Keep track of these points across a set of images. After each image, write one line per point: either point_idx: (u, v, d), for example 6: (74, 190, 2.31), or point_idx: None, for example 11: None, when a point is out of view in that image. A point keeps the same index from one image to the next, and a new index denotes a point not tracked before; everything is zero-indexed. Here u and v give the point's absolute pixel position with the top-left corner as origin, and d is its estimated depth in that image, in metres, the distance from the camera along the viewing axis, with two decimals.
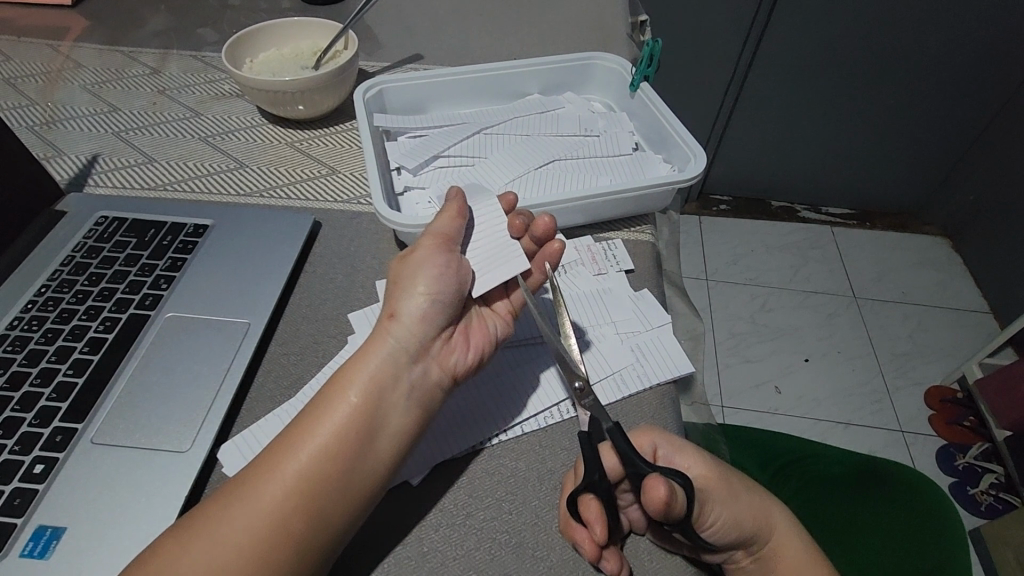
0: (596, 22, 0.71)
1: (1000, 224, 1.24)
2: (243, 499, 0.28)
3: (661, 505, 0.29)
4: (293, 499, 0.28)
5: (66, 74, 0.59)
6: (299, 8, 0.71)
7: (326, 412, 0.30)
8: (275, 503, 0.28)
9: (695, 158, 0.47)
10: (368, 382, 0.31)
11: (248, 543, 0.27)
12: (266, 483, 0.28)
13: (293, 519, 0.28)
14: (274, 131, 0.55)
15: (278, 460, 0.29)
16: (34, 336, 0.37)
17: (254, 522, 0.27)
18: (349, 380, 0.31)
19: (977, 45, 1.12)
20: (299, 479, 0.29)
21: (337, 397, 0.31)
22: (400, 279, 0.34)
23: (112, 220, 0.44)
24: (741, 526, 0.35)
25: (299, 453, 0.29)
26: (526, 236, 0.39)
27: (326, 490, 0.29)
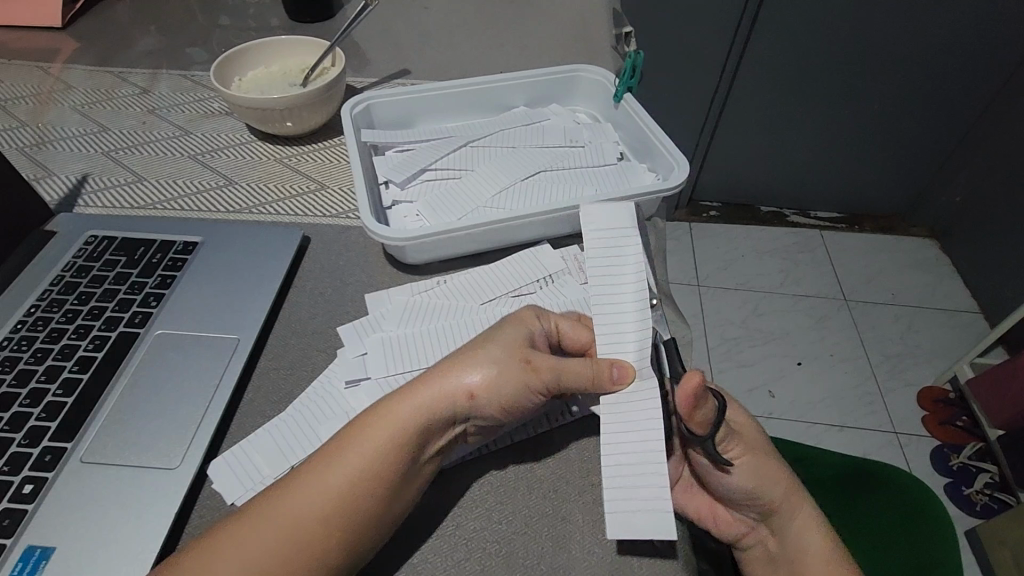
0: (581, 34, 0.72)
1: (985, 225, 1.26)
2: (268, 521, 0.28)
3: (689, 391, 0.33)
4: (325, 531, 0.28)
5: (55, 96, 0.60)
6: (288, 27, 0.72)
7: (365, 457, 0.30)
8: (301, 534, 0.28)
9: (678, 167, 0.48)
10: (413, 437, 0.30)
11: (268, 568, 0.27)
12: (294, 517, 0.28)
13: (314, 559, 0.28)
14: (263, 147, 0.56)
15: (306, 491, 0.29)
16: (23, 356, 0.37)
17: (276, 553, 0.28)
18: (392, 430, 0.30)
19: (955, 50, 1.15)
20: (331, 513, 0.29)
21: (381, 442, 0.30)
22: (475, 347, 0.33)
23: (101, 239, 0.44)
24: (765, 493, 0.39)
25: (333, 487, 0.29)
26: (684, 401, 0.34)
27: (351, 532, 0.29)
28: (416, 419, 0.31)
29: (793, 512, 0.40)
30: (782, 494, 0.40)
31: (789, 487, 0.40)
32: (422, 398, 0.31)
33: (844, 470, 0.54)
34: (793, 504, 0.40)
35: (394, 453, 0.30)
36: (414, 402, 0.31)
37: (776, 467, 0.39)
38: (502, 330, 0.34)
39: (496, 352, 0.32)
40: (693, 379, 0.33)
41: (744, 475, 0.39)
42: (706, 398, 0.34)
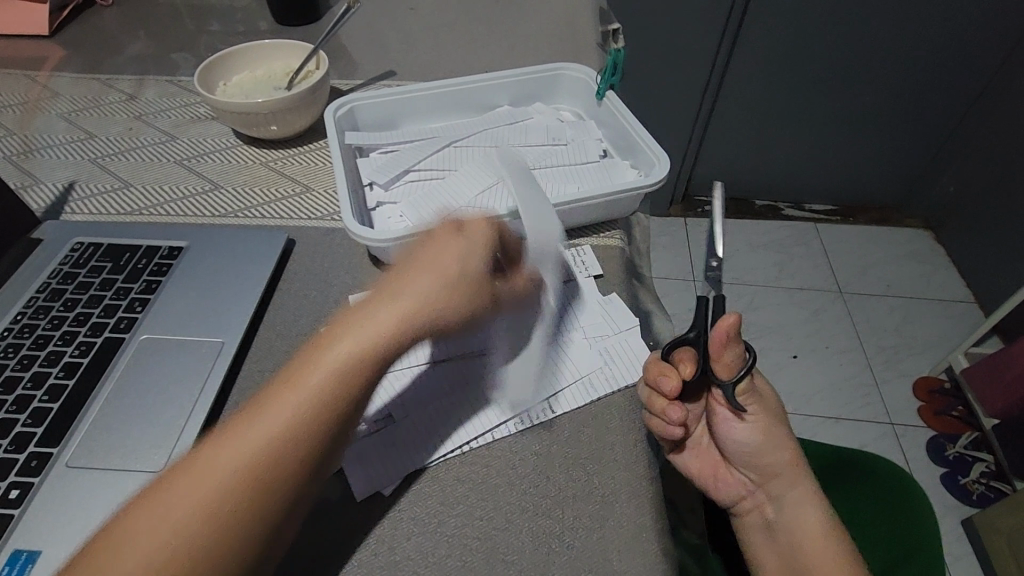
0: (566, 33, 0.72)
1: (980, 214, 1.26)
2: (224, 455, 0.27)
3: (726, 332, 0.39)
4: (282, 457, 0.28)
5: (43, 104, 0.60)
6: (274, 30, 0.72)
7: (321, 385, 0.29)
8: (261, 466, 0.28)
9: (660, 163, 0.48)
10: (372, 355, 0.30)
11: (223, 499, 0.27)
12: (248, 446, 0.28)
13: (272, 482, 0.28)
14: (249, 151, 0.56)
15: (259, 420, 0.28)
16: (10, 362, 0.37)
17: (235, 486, 0.27)
18: (350, 352, 0.30)
19: (945, 39, 1.15)
20: (289, 439, 0.28)
21: (339, 364, 0.29)
22: (429, 267, 0.33)
23: (88, 245, 0.45)
24: (767, 454, 0.46)
25: (290, 413, 0.28)
26: (717, 343, 0.40)
27: (309, 456, 0.29)
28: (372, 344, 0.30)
29: (795, 480, 0.46)
30: (786, 462, 0.46)
31: (793, 457, 0.46)
32: (381, 317, 0.30)
33: (830, 462, 0.54)
34: (795, 473, 0.46)
35: (353, 379, 0.30)
36: (373, 324, 0.30)
37: (783, 435, 0.46)
38: (449, 248, 0.34)
39: (448, 270, 0.33)
40: (728, 323, 0.40)
41: (754, 435, 0.46)
42: (738, 345, 0.41)
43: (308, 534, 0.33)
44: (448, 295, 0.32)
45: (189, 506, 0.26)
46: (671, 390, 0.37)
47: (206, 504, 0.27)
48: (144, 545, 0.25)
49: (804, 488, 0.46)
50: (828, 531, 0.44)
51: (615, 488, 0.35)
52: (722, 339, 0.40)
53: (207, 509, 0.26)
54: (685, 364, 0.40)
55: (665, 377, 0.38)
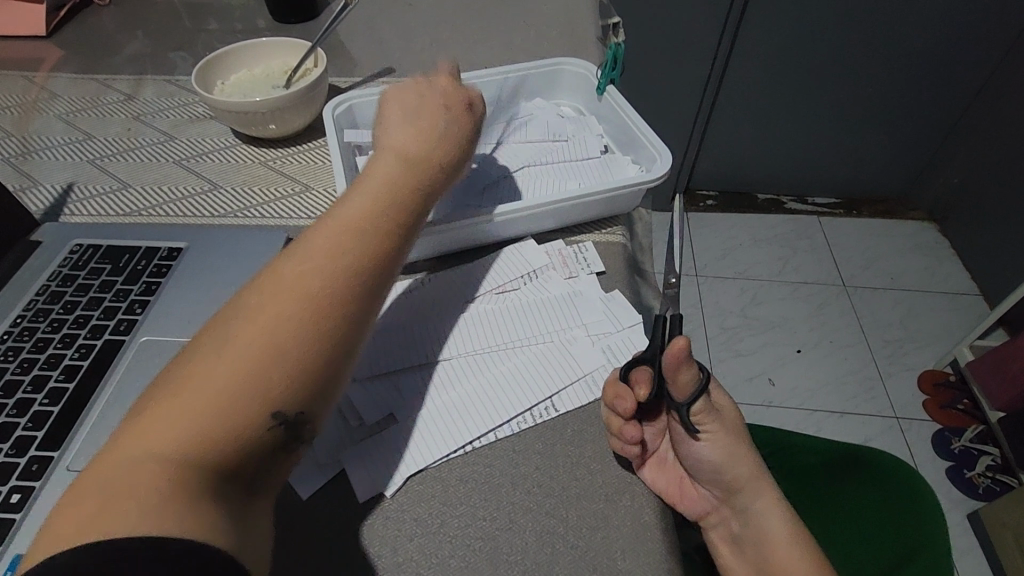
0: (567, 27, 0.72)
1: (984, 206, 1.25)
2: (276, 289, 0.28)
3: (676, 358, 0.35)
4: (295, 316, 0.28)
5: (41, 105, 0.60)
6: (273, 28, 0.72)
7: (355, 214, 0.32)
8: (316, 288, 0.28)
9: (661, 158, 0.48)
10: (360, 215, 0.32)
11: (244, 366, 0.26)
12: (257, 316, 0.27)
13: (290, 341, 0.27)
14: (248, 150, 0.56)
15: (261, 293, 0.28)
16: (10, 366, 0.37)
17: (299, 308, 0.28)
18: (337, 216, 0.31)
19: (948, 30, 1.14)
20: (297, 299, 0.28)
21: (330, 227, 0.31)
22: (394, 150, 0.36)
23: (87, 247, 0.45)
24: (733, 474, 0.40)
25: (291, 275, 0.29)
26: (670, 365, 0.35)
27: (323, 313, 0.28)
28: (392, 182, 0.34)
29: (764, 491, 0.41)
30: (749, 472, 0.40)
31: (756, 468, 0.41)
32: (356, 192, 0.33)
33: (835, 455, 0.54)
34: (760, 486, 0.41)
35: (383, 206, 0.33)
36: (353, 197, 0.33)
37: (745, 447, 0.40)
38: (431, 108, 0.38)
39: (413, 147, 0.36)
40: (679, 345, 0.35)
41: (713, 452, 0.39)
42: (693, 365, 0.36)
43: (304, 541, 0.32)
44: (430, 143, 0.37)
45: (256, 326, 0.27)
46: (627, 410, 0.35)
47: (225, 376, 0.26)
48: (220, 375, 0.26)
49: (769, 498, 0.41)
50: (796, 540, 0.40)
51: (619, 486, 0.34)
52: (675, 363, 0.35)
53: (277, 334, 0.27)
54: (640, 386, 0.37)
55: (621, 399, 0.35)
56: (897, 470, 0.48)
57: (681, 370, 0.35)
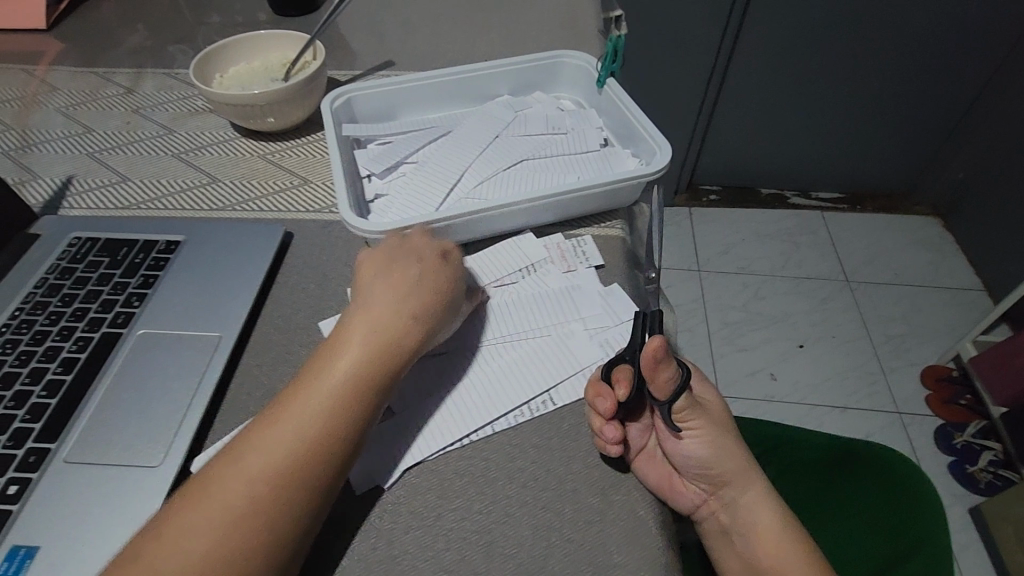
0: (568, 20, 0.71)
1: (989, 201, 1.24)
2: (233, 482, 0.30)
3: (652, 358, 0.34)
4: (279, 476, 0.30)
5: (40, 98, 0.60)
6: (272, 21, 0.71)
7: (310, 408, 0.32)
8: (268, 493, 0.30)
9: (661, 152, 0.48)
10: (347, 375, 0.33)
11: (231, 525, 0.29)
12: (245, 477, 0.30)
13: (273, 502, 0.30)
14: (247, 144, 0.56)
15: (250, 454, 0.31)
16: (8, 358, 0.37)
17: (255, 502, 0.29)
18: (325, 376, 0.33)
19: (954, 23, 1.13)
20: (281, 460, 0.30)
21: (318, 392, 0.33)
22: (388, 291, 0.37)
23: (85, 240, 0.45)
24: (720, 466, 0.39)
25: (278, 440, 0.31)
26: (649, 363, 0.34)
27: (306, 474, 0.31)
28: (356, 360, 0.34)
29: (753, 486, 0.40)
30: (736, 466, 0.40)
31: (743, 461, 0.40)
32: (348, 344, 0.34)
33: (845, 453, 0.53)
34: (747, 476, 0.40)
35: (341, 397, 0.33)
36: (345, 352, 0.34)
37: (732, 441, 0.40)
38: (401, 267, 0.38)
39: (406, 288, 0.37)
40: (655, 343, 0.34)
41: (699, 447, 0.39)
42: (674, 363, 0.35)
43: None
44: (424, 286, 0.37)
45: (244, 490, 0.29)
46: (607, 409, 0.35)
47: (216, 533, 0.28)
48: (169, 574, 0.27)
49: (757, 490, 0.40)
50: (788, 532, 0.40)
51: (615, 481, 0.34)
52: (652, 363, 0.34)
53: (231, 530, 0.29)
54: (621, 385, 0.36)
55: (601, 398, 0.35)
56: (904, 473, 0.47)
57: (659, 370, 0.35)
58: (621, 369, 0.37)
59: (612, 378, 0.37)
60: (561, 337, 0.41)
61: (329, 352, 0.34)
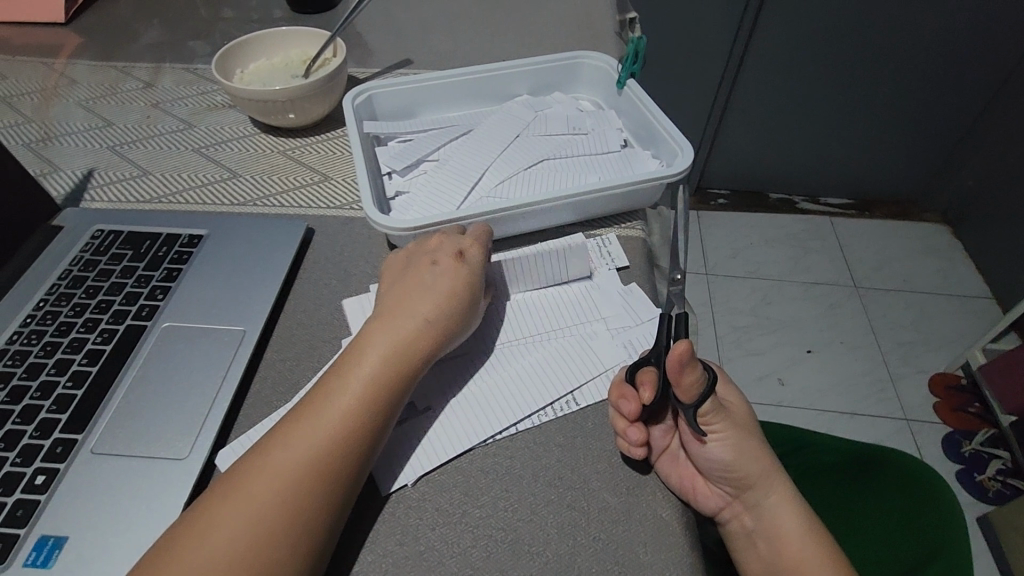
0: (585, 21, 0.71)
1: (999, 209, 1.24)
2: (259, 483, 0.30)
3: (678, 363, 0.34)
4: (308, 472, 0.30)
5: (60, 91, 0.60)
6: (290, 18, 0.71)
7: (336, 405, 0.32)
8: (296, 491, 0.30)
9: (683, 153, 0.48)
10: (372, 372, 0.33)
11: (261, 521, 0.29)
12: (274, 472, 0.30)
13: (302, 499, 0.29)
14: (266, 140, 0.56)
15: (279, 451, 0.31)
16: (33, 349, 0.37)
17: (286, 497, 0.29)
18: (351, 374, 0.33)
19: (966, 31, 1.13)
20: (311, 455, 0.31)
21: (345, 389, 0.33)
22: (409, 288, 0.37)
23: (108, 233, 0.45)
24: (745, 468, 0.39)
25: (307, 435, 0.31)
26: (675, 367, 0.34)
27: (334, 470, 0.31)
28: (376, 363, 0.34)
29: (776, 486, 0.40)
30: (761, 468, 0.40)
31: (766, 463, 0.40)
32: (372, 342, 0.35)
33: (863, 458, 0.53)
34: (771, 479, 0.40)
35: (367, 394, 0.33)
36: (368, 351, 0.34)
37: (756, 443, 0.40)
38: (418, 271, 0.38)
39: (424, 286, 0.37)
40: (681, 347, 0.34)
41: (723, 450, 0.39)
42: (698, 366, 0.35)
43: None
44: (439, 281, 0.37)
45: (273, 486, 0.29)
46: (631, 412, 0.35)
47: (247, 529, 0.28)
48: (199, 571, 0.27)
49: (780, 493, 0.40)
50: (814, 539, 0.39)
51: (640, 481, 0.34)
52: (678, 366, 0.34)
53: (257, 530, 0.28)
54: (646, 387, 0.36)
55: (625, 401, 0.35)
56: (922, 478, 0.47)
57: (685, 375, 0.34)
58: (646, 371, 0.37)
59: (637, 380, 0.37)
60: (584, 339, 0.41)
61: (354, 351, 0.35)
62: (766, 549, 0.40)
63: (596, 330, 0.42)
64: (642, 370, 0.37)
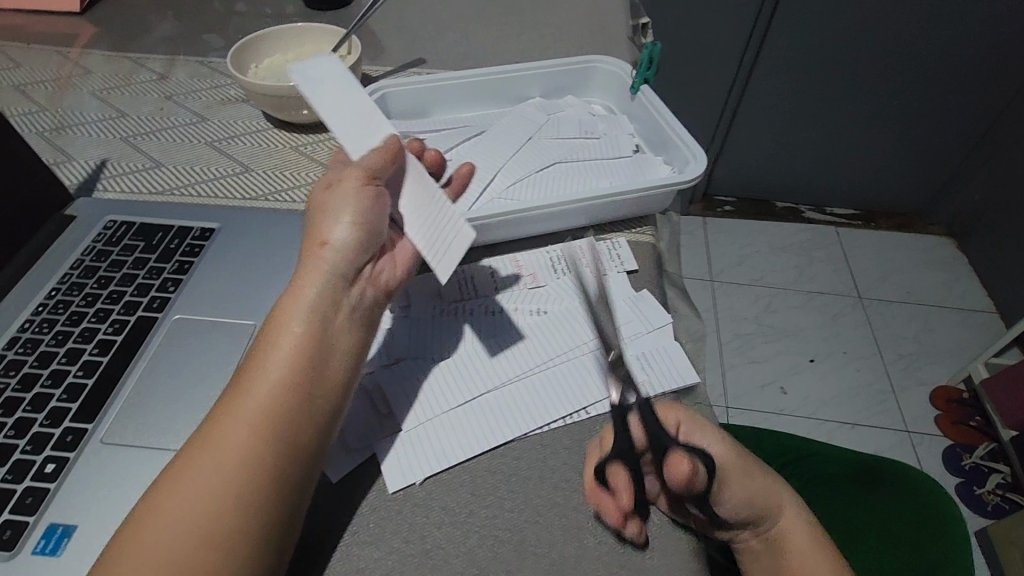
0: (598, 25, 0.71)
1: (1005, 224, 1.24)
2: (194, 480, 0.27)
3: (684, 481, 0.32)
4: (256, 429, 0.28)
5: (74, 81, 0.60)
6: (304, 14, 0.72)
7: (276, 353, 0.30)
8: (247, 451, 0.28)
9: (695, 160, 0.48)
10: (310, 314, 0.31)
11: (212, 487, 0.27)
12: (220, 438, 0.28)
13: (253, 459, 0.28)
14: (279, 135, 0.56)
15: (222, 414, 0.29)
16: (45, 338, 0.38)
17: (237, 459, 0.27)
18: (288, 317, 0.31)
19: (975, 45, 1.13)
20: (259, 414, 0.28)
21: (281, 336, 0.30)
22: (324, 214, 0.34)
23: (120, 223, 0.45)
24: (753, 490, 0.36)
25: (250, 391, 0.29)
26: (678, 479, 0.32)
27: (285, 424, 0.29)
28: (308, 305, 0.31)
29: (779, 499, 0.37)
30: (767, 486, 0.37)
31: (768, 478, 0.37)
32: (303, 285, 0.32)
33: (878, 473, 0.52)
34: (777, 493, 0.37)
35: (306, 337, 0.31)
36: (300, 297, 0.32)
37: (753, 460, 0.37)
38: (319, 223, 0.34)
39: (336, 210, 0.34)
40: (684, 464, 0.32)
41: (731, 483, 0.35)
42: (699, 467, 0.33)
43: (336, 523, 0.33)
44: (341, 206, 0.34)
45: (222, 451, 0.28)
46: (619, 516, 0.32)
47: (200, 498, 0.27)
48: (157, 549, 0.26)
49: (787, 505, 0.37)
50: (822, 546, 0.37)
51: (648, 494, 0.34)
52: (684, 483, 0.32)
53: (213, 496, 0.27)
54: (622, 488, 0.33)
55: (608, 510, 0.32)
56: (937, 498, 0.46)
57: (692, 488, 0.32)
58: (616, 471, 0.33)
59: (609, 480, 0.33)
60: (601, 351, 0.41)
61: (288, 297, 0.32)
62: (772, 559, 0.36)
63: (613, 345, 0.41)
64: (609, 466, 0.34)
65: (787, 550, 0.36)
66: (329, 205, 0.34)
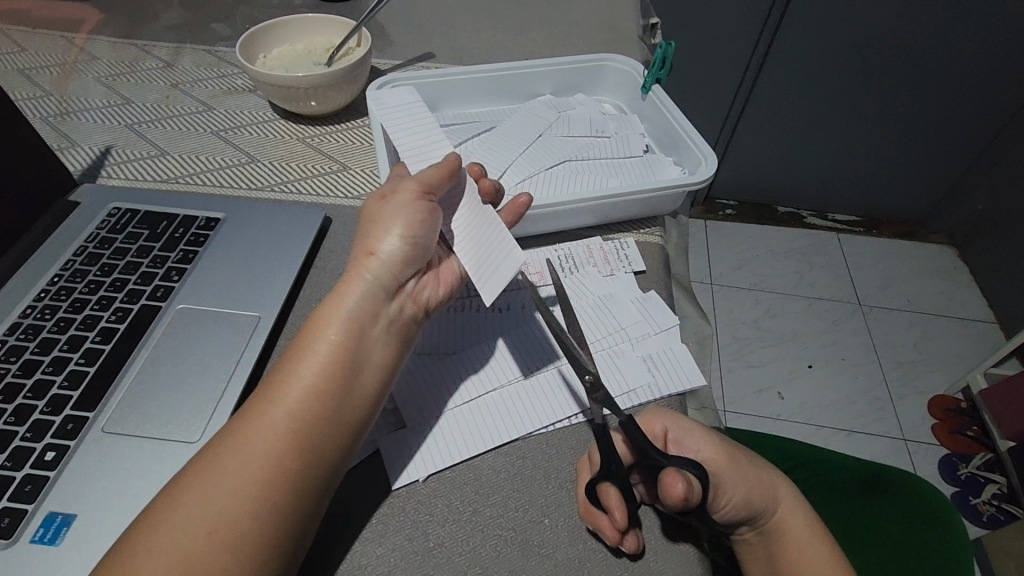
0: (609, 24, 0.71)
1: (1006, 235, 1.24)
2: (220, 481, 0.27)
3: (680, 502, 0.30)
4: (287, 436, 0.28)
5: (80, 66, 0.60)
6: (312, 5, 0.71)
7: (311, 362, 0.30)
8: (275, 459, 0.28)
9: (706, 161, 0.48)
10: (347, 322, 0.31)
11: (237, 492, 0.27)
12: (251, 442, 0.28)
13: (281, 468, 0.28)
14: (286, 126, 0.56)
15: (254, 418, 0.28)
16: (46, 325, 0.37)
17: (265, 465, 0.27)
18: (324, 323, 0.31)
19: (982, 57, 1.13)
20: (291, 419, 0.28)
21: (317, 344, 0.30)
22: (375, 218, 0.33)
23: (124, 211, 0.44)
24: (752, 487, 0.35)
25: (284, 397, 0.29)
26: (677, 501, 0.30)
27: (315, 435, 0.29)
28: (348, 312, 0.31)
29: (777, 495, 0.37)
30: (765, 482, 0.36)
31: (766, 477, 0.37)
32: (344, 290, 0.31)
33: (882, 481, 0.52)
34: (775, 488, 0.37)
35: (342, 346, 0.30)
36: (341, 303, 0.31)
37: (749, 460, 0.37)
38: (367, 231, 0.33)
39: (386, 217, 0.33)
40: (680, 485, 0.30)
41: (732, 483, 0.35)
42: (694, 483, 0.31)
43: (342, 523, 0.32)
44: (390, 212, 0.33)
45: (252, 457, 0.27)
46: (616, 534, 0.31)
47: (225, 501, 0.26)
48: (176, 550, 0.25)
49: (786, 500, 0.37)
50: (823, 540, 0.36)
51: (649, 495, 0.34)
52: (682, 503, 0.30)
53: (237, 500, 0.27)
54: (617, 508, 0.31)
55: (605, 530, 0.31)
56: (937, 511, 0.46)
57: (690, 505, 0.31)
58: (607, 490, 0.32)
59: (601, 500, 0.32)
60: (608, 352, 0.41)
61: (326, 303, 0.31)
62: (770, 554, 0.36)
63: (620, 347, 0.41)
64: (601, 484, 0.32)
65: (784, 542, 0.36)
66: (377, 211, 0.34)
